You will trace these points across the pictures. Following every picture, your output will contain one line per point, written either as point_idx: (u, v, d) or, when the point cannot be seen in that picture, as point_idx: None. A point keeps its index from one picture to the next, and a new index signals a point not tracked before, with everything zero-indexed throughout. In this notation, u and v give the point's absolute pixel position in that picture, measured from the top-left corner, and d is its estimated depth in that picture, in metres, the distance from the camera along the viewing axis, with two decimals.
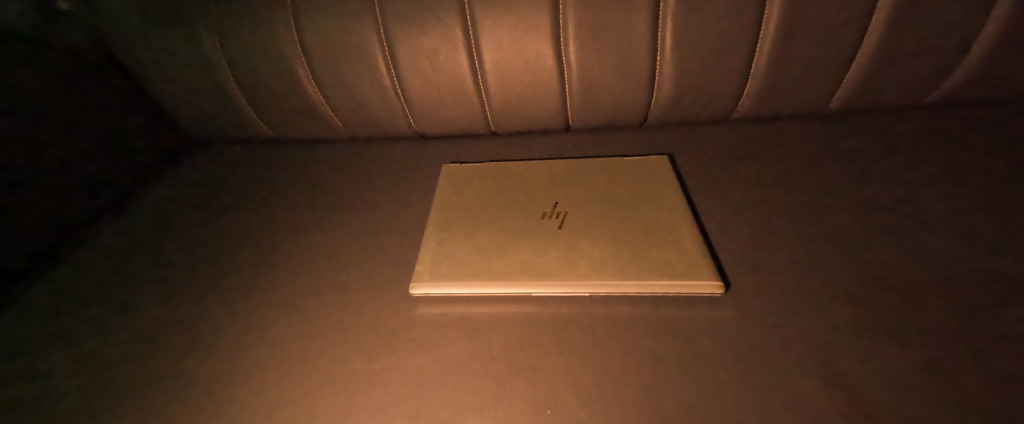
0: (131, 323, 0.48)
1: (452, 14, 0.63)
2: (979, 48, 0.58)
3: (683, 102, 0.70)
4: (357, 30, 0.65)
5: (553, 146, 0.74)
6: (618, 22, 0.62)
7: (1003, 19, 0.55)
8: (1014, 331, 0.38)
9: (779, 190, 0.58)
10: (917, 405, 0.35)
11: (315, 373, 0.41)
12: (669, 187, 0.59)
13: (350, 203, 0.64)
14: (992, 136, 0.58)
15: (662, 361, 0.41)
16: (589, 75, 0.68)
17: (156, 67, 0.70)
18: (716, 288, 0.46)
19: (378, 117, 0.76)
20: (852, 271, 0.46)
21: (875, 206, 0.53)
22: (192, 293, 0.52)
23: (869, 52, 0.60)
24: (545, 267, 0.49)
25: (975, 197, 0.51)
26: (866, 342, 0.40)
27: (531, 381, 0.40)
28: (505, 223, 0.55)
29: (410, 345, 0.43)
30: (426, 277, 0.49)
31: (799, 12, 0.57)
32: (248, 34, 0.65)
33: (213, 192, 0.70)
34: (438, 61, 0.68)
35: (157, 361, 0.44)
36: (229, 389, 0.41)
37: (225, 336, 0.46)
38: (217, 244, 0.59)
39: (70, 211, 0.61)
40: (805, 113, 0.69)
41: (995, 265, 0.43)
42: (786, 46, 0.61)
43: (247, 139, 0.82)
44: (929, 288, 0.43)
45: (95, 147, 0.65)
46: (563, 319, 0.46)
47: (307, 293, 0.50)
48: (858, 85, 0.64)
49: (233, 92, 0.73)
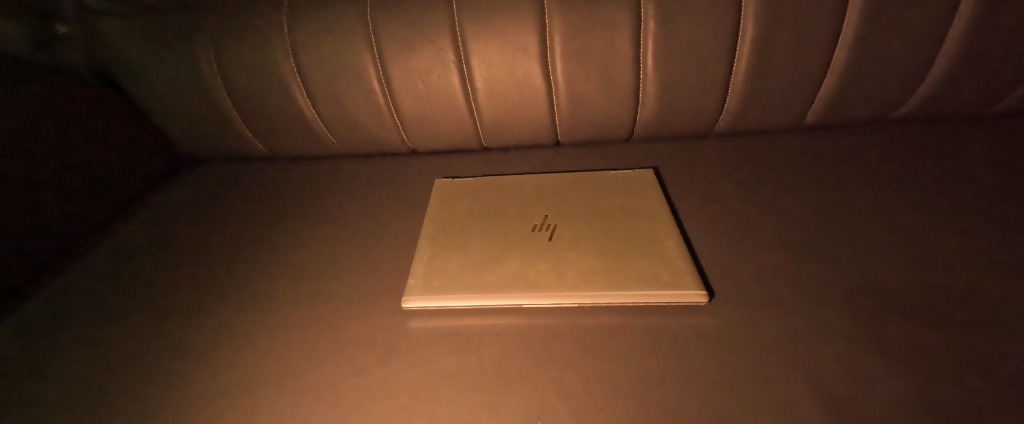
0: (128, 331, 0.52)
1: (443, 37, 0.66)
2: (939, 67, 0.64)
3: (669, 117, 0.74)
4: (357, 56, 0.69)
5: (543, 160, 0.78)
6: (603, 44, 0.66)
7: (959, 40, 0.61)
8: (980, 333, 0.41)
9: (758, 202, 0.61)
10: (891, 405, 0.37)
11: (319, 385, 0.45)
12: (655, 199, 0.61)
13: (348, 219, 0.68)
14: (952, 149, 0.64)
15: (647, 367, 0.43)
16: (576, 90, 0.71)
17: (151, 85, 0.75)
18: (700, 297, 0.47)
19: (375, 135, 0.80)
20: (827, 278, 0.48)
21: (849, 217, 0.56)
22: (189, 304, 0.56)
23: (836, 69, 0.66)
24: (535, 279, 0.51)
25: (941, 204, 0.55)
26: (846, 345, 0.42)
27: (519, 393, 0.42)
28: (497, 236, 0.58)
29: (401, 357, 0.47)
30: (417, 291, 0.52)
31: (772, 33, 0.63)
32: (253, 61, 0.70)
33: (214, 209, 0.74)
34: (430, 81, 0.71)
35: (154, 366, 0.48)
36: (209, 400, 0.44)
37: (221, 344, 0.50)
38: (207, 260, 0.63)
39: (75, 225, 0.66)
40: (782, 126, 0.74)
41: (961, 271, 0.46)
42: (761, 64, 0.66)
43: (245, 157, 0.87)
44: (898, 292, 0.46)
45: (97, 161, 0.70)
46: (552, 329, 0.47)
47: (309, 306, 0.54)
48: (830, 101, 0.70)
49: (229, 112, 0.78)
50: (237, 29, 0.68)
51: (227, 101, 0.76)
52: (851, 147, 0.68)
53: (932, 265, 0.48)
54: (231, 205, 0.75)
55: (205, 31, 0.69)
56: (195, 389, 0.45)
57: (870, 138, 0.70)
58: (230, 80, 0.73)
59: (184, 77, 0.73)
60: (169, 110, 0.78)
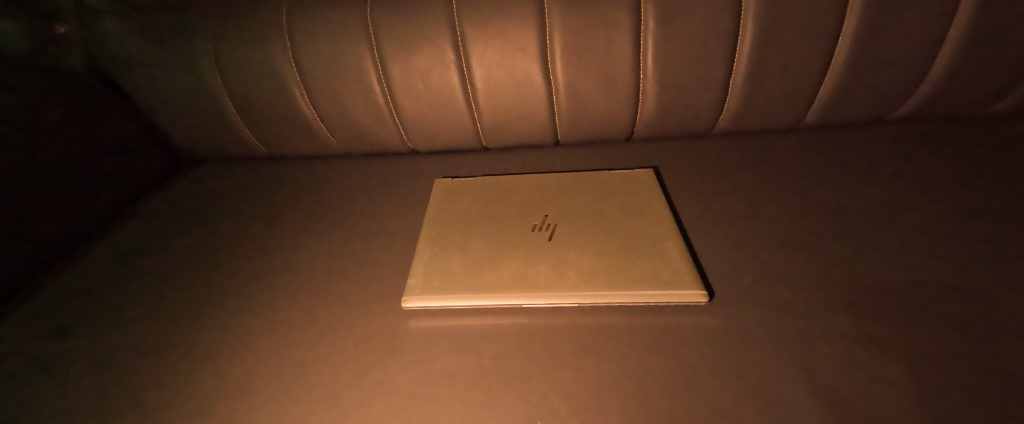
0: (127, 331, 0.52)
1: (443, 36, 0.66)
2: (939, 68, 0.64)
3: (669, 116, 0.74)
4: (356, 56, 0.69)
5: (543, 159, 0.78)
6: (602, 44, 0.66)
7: (958, 40, 0.61)
8: (981, 333, 0.41)
9: (758, 202, 0.61)
10: (892, 406, 0.37)
11: (318, 385, 0.44)
12: (655, 200, 0.61)
13: (348, 219, 0.68)
14: (952, 150, 0.64)
15: (647, 367, 0.43)
16: (575, 90, 0.71)
17: (150, 85, 0.75)
18: (700, 297, 0.47)
19: (375, 135, 0.80)
20: (828, 278, 0.48)
21: (849, 217, 0.56)
22: (189, 304, 0.56)
23: (836, 69, 0.66)
24: (534, 279, 0.51)
25: (942, 204, 0.55)
26: (846, 345, 0.42)
27: (519, 394, 0.42)
28: (497, 236, 0.58)
29: (401, 357, 0.47)
30: (417, 291, 0.52)
31: (771, 33, 0.63)
32: (253, 61, 0.70)
33: (214, 209, 0.74)
34: (429, 81, 0.71)
35: (154, 366, 0.48)
36: (208, 400, 0.44)
37: (222, 342, 0.50)
38: (207, 260, 0.63)
39: (75, 225, 0.66)
40: (782, 126, 0.74)
41: (960, 271, 0.46)
42: (761, 64, 0.66)
43: (245, 157, 0.87)
44: (898, 292, 0.46)
45: (96, 161, 0.70)
46: (551, 329, 0.47)
47: (308, 306, 0.53)
48: (830, 101, 0.70)
49: (228, 112, 0.77)
50: (237, 29, 0.68)
51: (227, 101, 0.76)
52: (851, 147, 0.68)
53: (932, 265, 0.48)
54: (231, 204, 0.75)
55: (205, 31, 0.69)
56: (194, 389, 0.45)
57: (870, 138, 0.70)
58: (230, 80, 0.73)
59: (183, 76, 0.73)
60: (168, 109, 0.78)
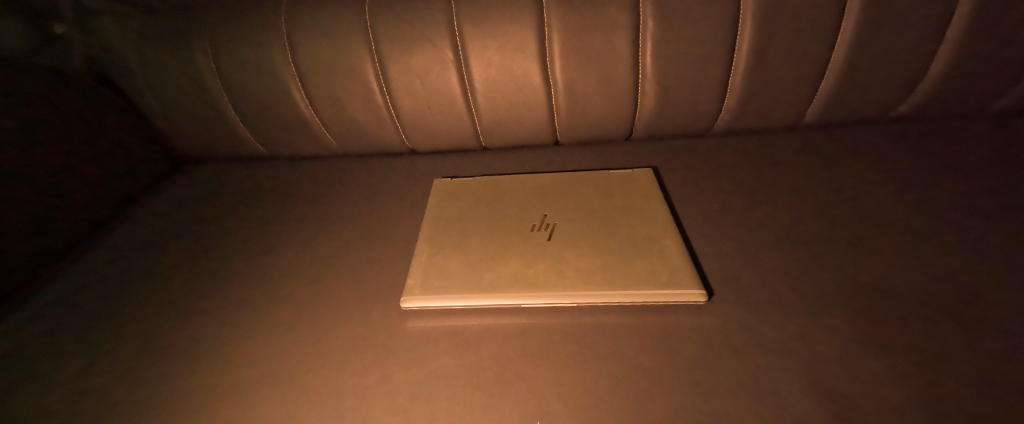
0: (127, 331, 0.52)
1: (441, 36, 0.66)
2: (938, 67, 0.64)
3: (668, 116, 0.74)
4: (355, 56, 0.69)
5: (542, 159, 0.78)
6: (601, 43, 0.66)
7: (957, 39, 0.61)
8: (979, 333, 0.41)
9: (757, 201, 0.61)
10: (891, 405, 0.37)
11: (318, 385, 0.44)
12: (654, 199, 0.61)
13: (346, 219, 0.68)
14: (950, 149, 0.64)
15: (646, 366, 0.43)
16: (574, 89, 0.71)
17: (149, 85, 0.75)
18: (699, 297, 0.47)
19: (374, 135, 0.80)
20: (826, 278, 0.48)
21: (848, 217, 0.56)
22: (188, 304, 0.56)
23: (836, 68, 0.66)
24: (534, 279, 0.51)
25: (941, 203, 0.55)
26: (846, 345, 0.42)
27: (519, 395, 0.42)
28: (496, 236, 0.58)
29: (401, 358, 0.46)
30: (416, 291, 0.52)
31: (771, 33, 0.62)
32: (251, 61, 0.70)
33: (213, 209, 0.74)
34: (428, 80, 0.71)
35: (154, 365, 0.48)
36: (208, 399, 0.44)
37: (221, 342, 0.50)
38: (206, 260, 0.63)
39: (74, 225, 0.66)
40: (781, 125, 0.74)
41: (960, 271, 0.46)
42: (760, 63, 0.66)
43: (244, 157, 0.87)
44: (898, 292, 0.46)
45: (94, 161, 0.70)
46: (551, 329, 0.47)
47: (308, 306, 0.53)
48: (828, 101, 0.70)
49: (227, 112, 0.77)
50: (235, 29, 0.68)
51: (226, 101, 0.76)
52: (850, 146, 0.68)
53: (931, 264, 0.48)
54: (230, 205, 0.74)
55: (203, 32, 0.69)
56: (194, 388, 0.45)
57: (869, 137, 0.70)
58: (229, 80, 0.72)
59: (181, 75, 0.73)
60: (167, 109, 0.78)
